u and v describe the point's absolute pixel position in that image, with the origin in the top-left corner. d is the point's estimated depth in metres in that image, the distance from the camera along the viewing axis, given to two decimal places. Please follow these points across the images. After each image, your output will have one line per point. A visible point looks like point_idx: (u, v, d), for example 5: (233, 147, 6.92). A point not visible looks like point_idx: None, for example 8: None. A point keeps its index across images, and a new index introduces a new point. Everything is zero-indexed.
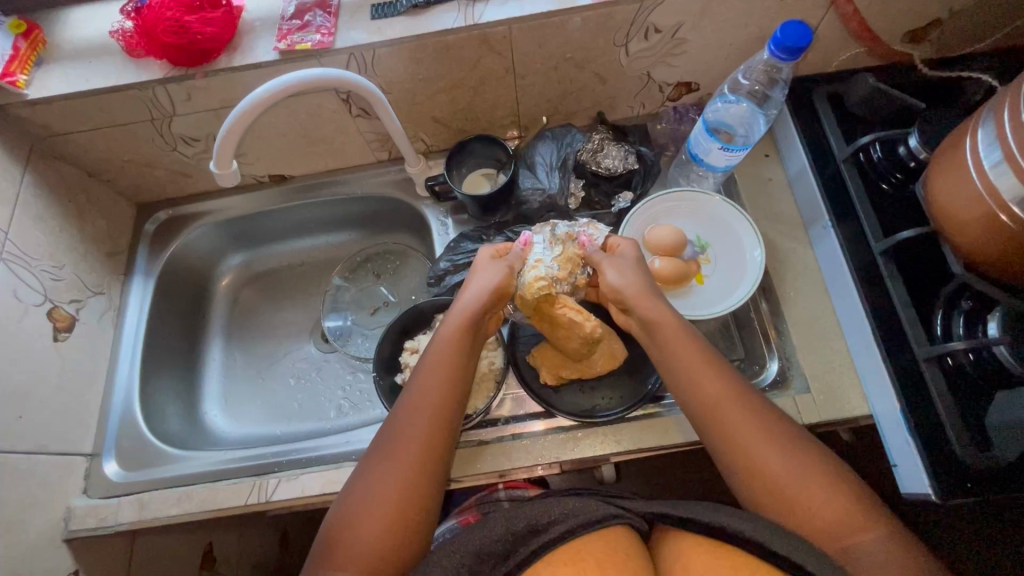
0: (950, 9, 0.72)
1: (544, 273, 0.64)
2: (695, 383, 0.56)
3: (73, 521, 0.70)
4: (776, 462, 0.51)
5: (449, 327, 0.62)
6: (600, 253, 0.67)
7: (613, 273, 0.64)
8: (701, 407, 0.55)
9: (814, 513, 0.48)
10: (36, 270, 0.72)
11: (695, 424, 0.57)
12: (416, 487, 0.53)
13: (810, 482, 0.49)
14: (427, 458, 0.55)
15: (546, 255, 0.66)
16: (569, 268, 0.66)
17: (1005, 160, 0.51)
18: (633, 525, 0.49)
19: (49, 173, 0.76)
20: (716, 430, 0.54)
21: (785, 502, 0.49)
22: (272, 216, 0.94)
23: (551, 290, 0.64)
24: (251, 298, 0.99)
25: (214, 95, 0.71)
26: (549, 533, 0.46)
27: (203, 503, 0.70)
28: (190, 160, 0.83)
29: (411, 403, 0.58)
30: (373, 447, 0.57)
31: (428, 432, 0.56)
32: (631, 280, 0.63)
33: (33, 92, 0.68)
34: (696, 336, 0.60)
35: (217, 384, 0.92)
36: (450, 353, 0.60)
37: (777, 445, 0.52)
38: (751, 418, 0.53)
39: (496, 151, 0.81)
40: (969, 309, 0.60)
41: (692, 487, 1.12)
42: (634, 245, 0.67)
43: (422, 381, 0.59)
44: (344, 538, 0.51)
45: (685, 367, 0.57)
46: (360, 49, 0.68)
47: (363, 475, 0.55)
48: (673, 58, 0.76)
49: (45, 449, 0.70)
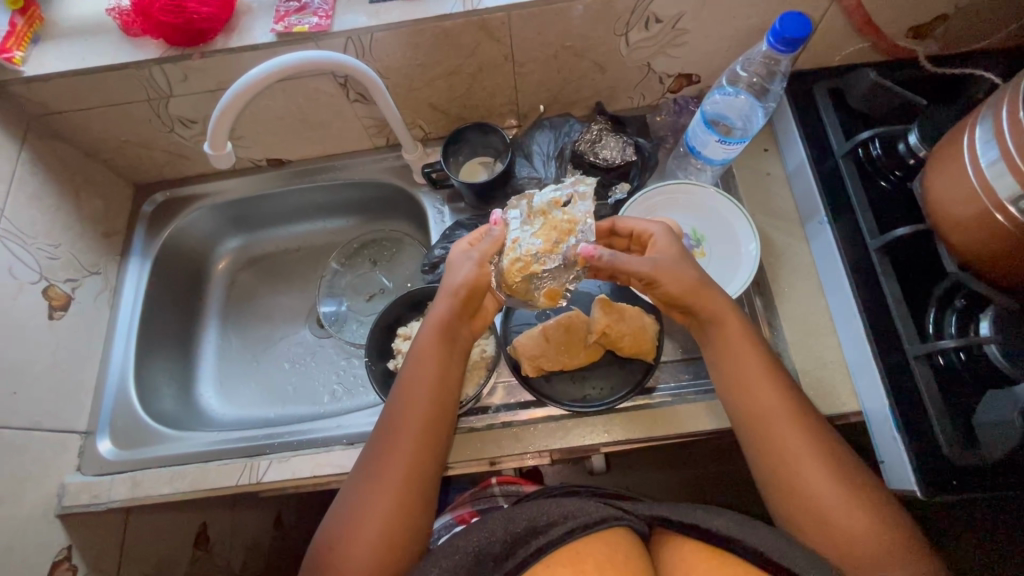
0: (956, 5, 0.72)
1: (523, 252, 0.61)
2: (745, 381, 0.57)
3: (66, 497, 0.71)
4: (814, 475, 0.52)
5: (424, 335, 0.62)
6: (631, 257, 0.59)
7: (671, 286, 0.59)
8: (748, 415, 0.56)
9: (848, 535, 0.49)
10: (32, 249, 0.72)
11: (737, 424, 0.58)
12: (404, 499, 0.55)
13: (850, 503, 0.50)
14: (414, 472, 0.56)
15: (526, 232, 0.63)
16: (552, 237, 0.62)
17: (1002, 159, 0.51)
18: (634, 527, 0.50)
19: (47, 151, 0.76)
20: (755, 424, 0.56)
21: (818, 520, 0.50)
22: (269, 200, 0.94)
23: (532, 268, 0.61)
24: (247, 282, 0.99)
25: (211, 76, 0.71)
26: (549, 535, 0.47)
27: (195, 482, 0.71)
28: (188, 141, 0.83)
29: (393, 415, 0.59)
30: (364, 456, 0.58)
31: (413, 446, 0.57)
32: (691, 282, 0.59)
33: (30, 69, 0.68)
34: (758, 341, 0.59)
35: (213, 366, 0.92)
36: (429, 362, 0.60)
37: (815, 457, 0.52)
38: (792, 427, 0.54)
39: (493, 139, 0.81)
40: (962, 308, 0.60)
41: (683, 480, 1.13)
42: (667, 233, 0.62)
43: (410, 383, 0.60)
44: (347, 535, 0.53)
45: (733, 363, 0.58)
46: (358, 32, 0.67)
47: (355, 484, 0.56)
48: (674, 49, 0.75)
49: (39, 425, 0.70)
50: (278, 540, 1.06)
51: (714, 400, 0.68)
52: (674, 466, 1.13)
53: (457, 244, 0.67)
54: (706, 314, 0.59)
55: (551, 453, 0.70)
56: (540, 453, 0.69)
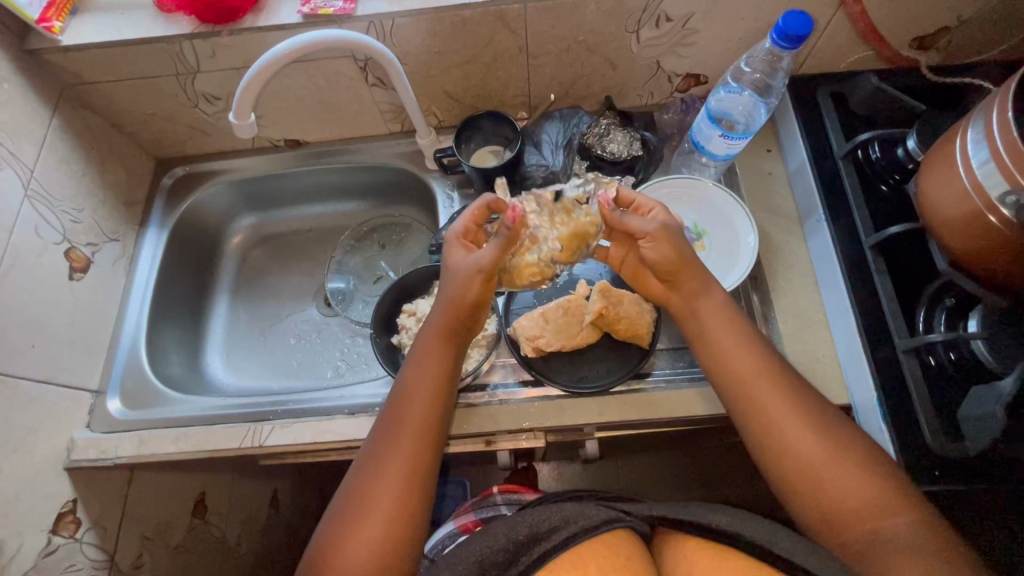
0: (955, 18, 0.74)
1: (540, 258, 0.65)
2: (733, 375, 0.58)
3: (75, 452, 0.73)
4: (808, 439, 0.53)
5: (425, 343, 0.63)
6: (636, 217, 0.63)
7: (661, 249, 0.61)
8: (739, 393, 0.58)
9: (836, 494, 0.51)
10: (58, 211, 0.75)
11: (722, 395, 0.60)
12: (405, 503, 0.55)
13: (844, 467, 0.51)
14: (414, 477, 0.57)
15: (547, 233, 0.65)
16: (572, 248, 0.66)
17: (992, 159, 0.53)
18: (635, 529, 0.52)
19: (76, 119, 0.79)
20: (747, 410, 0.57)
21: (812, 487, 0.52)
22: (285, 179, 0.97)
23: (545, 272, 0.66)
24: (260, 259, 1.02)
25: (238, 53, 0.74)
26: (553, 540, 0.50)
27: (200, 443, 0.73)
28: (210, 118, 0.86)
29: (394, 418, 0.60)
30: (362, 457, 0.59)
31: (414, 451, 0.58)
32: (680, 255, 0.62)
33: (68, 38, 0.72)
34: (742, 320, 0.61)
35: (221, 339, 0.95)
36: (429, 369, 0.62)
37: (811, 429, 0.54)
38: (787, 402, 0.55)
39: (504, 129, 0.83)
40: (951, 306, 0.63)
41: (675, 482, 1.18)
42: (666, 212, 0.65)
43: (412, 382, 0.61)
44: (348, 531, 0.54)
45: (719, 359, 0.60)
46: (380, 18, 0.71)
47: (354, 484, 0.57)
48: (683, 48, 0.78)
49: (54, 380, 0.73)
50: (273, 518, 1.07)
51: (706, 387, 0.70)
52: (667, 468, 1.19)
53: (451, 250, 0.66)
54: (693, 288, 0.62)
55: (544, 432, 0.73)
56: (535, 430, 0.71)
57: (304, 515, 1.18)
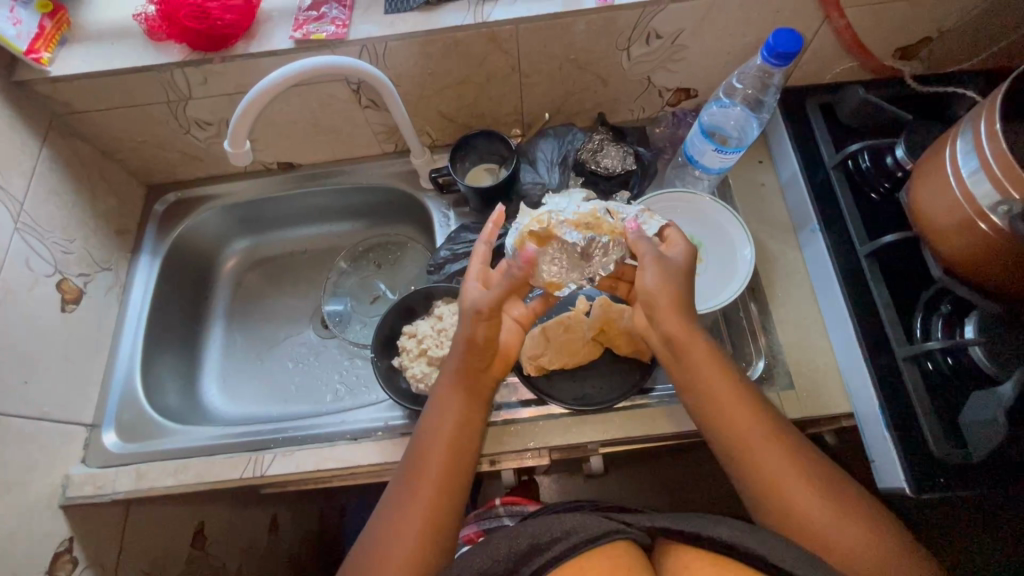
0: (938, 28, 0.76)
1: (552, 215, 0.65)
2: (727, 415, 0.58)
3: (70, 488, 0.71)
4: (804, 495, 0.53)
5: (439, 395, 0.63)
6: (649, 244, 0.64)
7: (648, 279, 0.62)
8: (734, 439, 0.57)
9: (835, 545, 0.51)
10: (48, 242, 0.74)
11: (719, 444, 0.58)
12: (419, 562, 0.54)
13: (844, 518, 0.51)
14: (430, 527, 0.55)
15: (570, 207, 0.66)
16: (584, 221, 0.64)
17: (982, 169, 0.54)
18: (636, 540, 0.50)
19: (66, 148, 0.78)
20: (741, 458, 0.56)
21: (828, 515, 0.52)
22: (276, 203, 0.96)
23: (550, 226, 0.64)
24: (254, 283, 1.01)
25: (230, 80, 0.74)
26: (552, 551, 0.48)
27: (200, 474, 0.72)
28: (201, 143, 0.86)
29: (411, 469, 0.59)
30: (380, 509, 0.58)
31: (424, 516, 0.56)
32: (666, 289, 0.61)
33: (57, 69, 0.71)
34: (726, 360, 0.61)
35: (217, 365, 0.94)
36: (449, 417, 0.61)
37: (805, 481, 0.53)
38: (779, 449, 0.55)
39: (498, 147, 0.84)
40: (947, 313, 0.63)
41: (677, 491, 1.18)
42: (687, 250, 0.64)
43: (430, 432, 0.61)
44: None
45: (712, 404, 0.59)
46: (372, 41, 0.71)
47: (367, 543, 0.56)
48: (673, 64, 0.79)
49: (48, 415, 0.71)
50: (273, 545, 1.05)
51: None
52: (669, 477, 1.19)
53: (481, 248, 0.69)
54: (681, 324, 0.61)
55: (549, 450, 0.72)
56: (540, 449, 0.71)
57: (305, 540, 1.16)
